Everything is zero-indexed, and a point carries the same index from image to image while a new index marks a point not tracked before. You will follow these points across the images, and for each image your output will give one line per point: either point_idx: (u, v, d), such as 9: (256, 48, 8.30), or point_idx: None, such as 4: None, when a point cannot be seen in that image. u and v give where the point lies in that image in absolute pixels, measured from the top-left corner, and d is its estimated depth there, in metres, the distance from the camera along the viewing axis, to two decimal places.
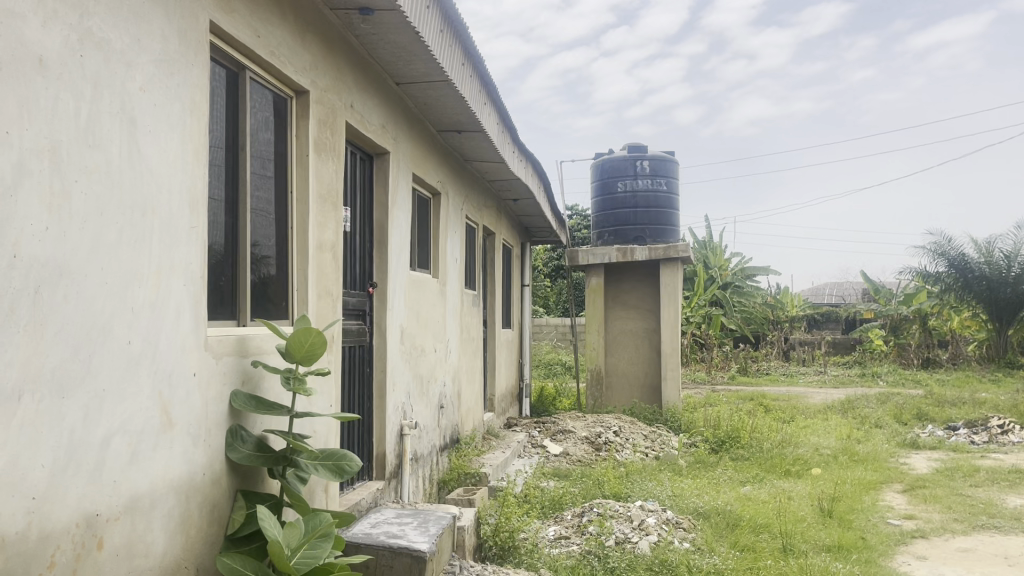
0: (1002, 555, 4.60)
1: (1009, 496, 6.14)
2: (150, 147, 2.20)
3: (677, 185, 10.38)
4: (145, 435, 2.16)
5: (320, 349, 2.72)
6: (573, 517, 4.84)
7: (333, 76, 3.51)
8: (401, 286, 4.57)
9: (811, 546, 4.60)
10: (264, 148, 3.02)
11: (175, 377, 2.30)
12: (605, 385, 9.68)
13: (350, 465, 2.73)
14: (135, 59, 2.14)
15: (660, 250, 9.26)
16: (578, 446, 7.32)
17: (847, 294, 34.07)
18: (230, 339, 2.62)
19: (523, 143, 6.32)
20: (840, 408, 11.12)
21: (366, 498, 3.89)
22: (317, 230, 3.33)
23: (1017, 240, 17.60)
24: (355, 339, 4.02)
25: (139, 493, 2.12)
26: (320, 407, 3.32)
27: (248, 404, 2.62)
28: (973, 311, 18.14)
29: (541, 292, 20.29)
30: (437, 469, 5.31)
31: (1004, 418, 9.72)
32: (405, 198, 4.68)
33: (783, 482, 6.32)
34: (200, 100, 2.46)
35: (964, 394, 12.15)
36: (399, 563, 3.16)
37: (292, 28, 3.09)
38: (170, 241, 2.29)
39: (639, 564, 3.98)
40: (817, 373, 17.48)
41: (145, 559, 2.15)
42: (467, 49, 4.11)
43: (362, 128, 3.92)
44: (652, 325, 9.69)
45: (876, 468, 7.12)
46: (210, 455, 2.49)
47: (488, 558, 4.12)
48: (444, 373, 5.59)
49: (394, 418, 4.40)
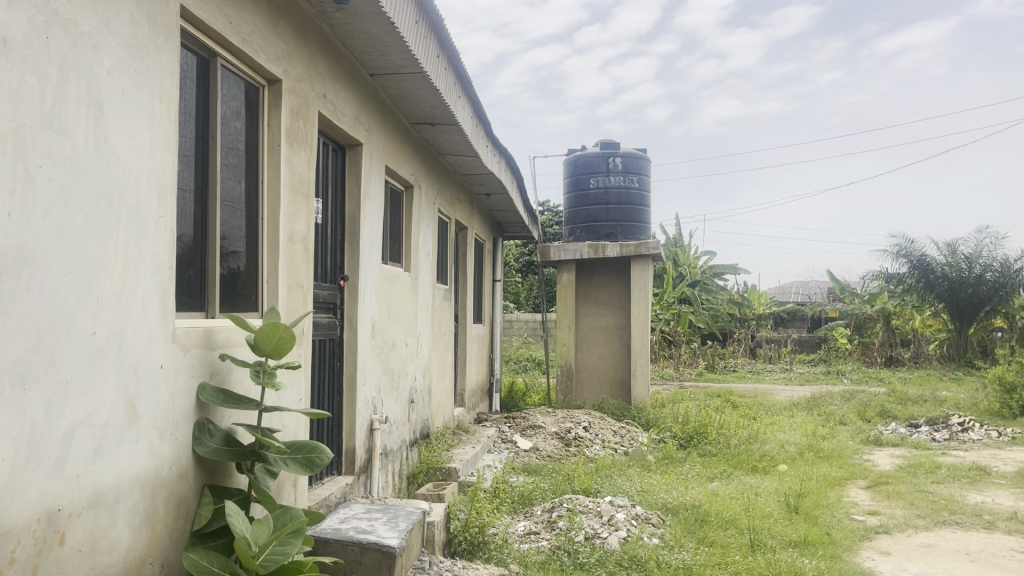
0: (963, 551, 4.67)
1: (971, 493, 6.25)
2: (118, 134, 2.15)
3: (648, 181, 10.42)
4: (110, 428, 2.11)
5: (290, 343, 2.67)
6: (543, 512, 4.82)
7: (306, 65, 3.45)
8: (373, 279, 4.54)
9: (779, 541, 4.65)
10: (235, 137, 2.96)
11: (141, 369, 2.25)
12: (575, 381, 9.71)
13: (321, 458, 2.68)
14: (103, 42, 2.08)
15: (631, 247, 9.29)
16: (547, 441, 7.32)
17: (813, 291, 34.40)
18: (198, 332, 2.57)
19: (496, 137, 6.29)
20: (805, 404, 11.29)
21: (335, 493, 3.87)
22: (288, 221, 3.29)
23: (978, 242, 17.96)
24: (326, 332, 3.98)
25: (102, 487, 2.07)
26: (289, 400, 3.28)
27: (216, 397, 2.57)
28: (935, 310, 18.46)
29: (512, 288, 20.44)
30: (407, 463, 5.29)
31: (964, 416, 9.95)
32: (378, 191, 4.63)
33: (750, 478, 6.39)
34: (169, 86, 2.41)
35: (924, 391, 12.44)
36: (368, 559, 3.13)
37: (265, 16, 3.04)
38: (138, 231, 2.24)
39: (609, 560, 4.00)
40: (782, 370, 17.72)
41: (109, 555, 2.10)
42: (442, 41, 4.08)
43: (335, 118, 3.86)
44: (623, 321, 9.71)
45: (841, 464, 7.22)
46: (177, 449, 2.44)
47: (457, 553, 4.11)
48: (415, 367, 5.56)
49: (365, 414, 4.36)
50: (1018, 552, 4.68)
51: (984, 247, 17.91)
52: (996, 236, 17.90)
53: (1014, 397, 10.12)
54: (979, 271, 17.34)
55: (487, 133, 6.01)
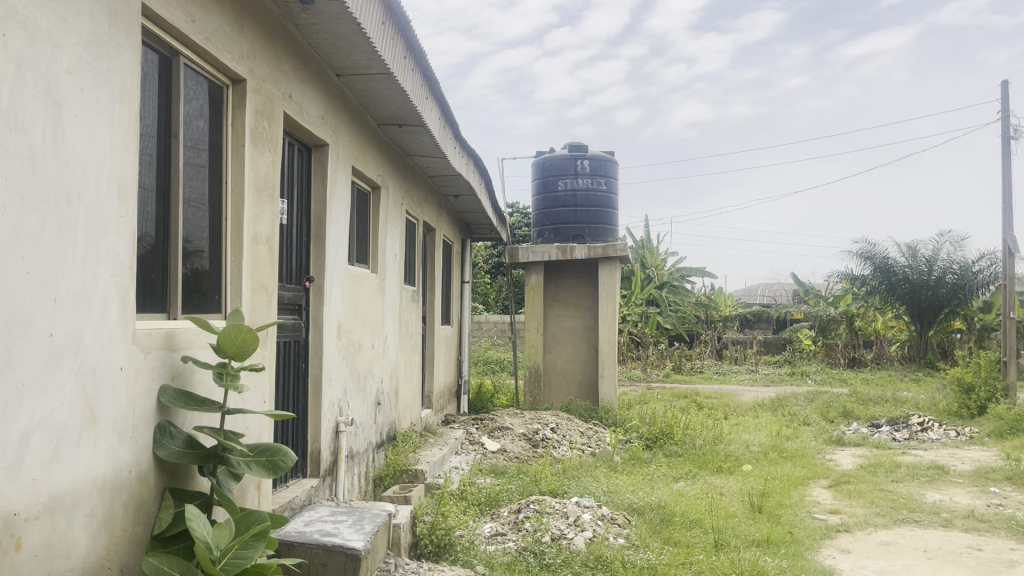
0: (921, 548, 4.78)
1: (929, 491, 6.37)
2: (76, 132, 2.11)
3: (616, 184, 10.49)
4: (68, 431, 2.08)
5: (253, 345, 2.65)
6: (510, 513, 4.84)
7: (271, 65, 3.43)
8: (339, 280, 4.51)
9: (742, 540, 4.70)
10: (198, 137, 2.93)
11: (100, 372, 2.22)
12: (543, 382, 9.74)
13: (284, 460, 2.66)
14: (61, 40, 2.05)
15: (599, 249, 9.35)
16: (515, 442, 7.34)
17: (777, 295, 34.69)
18: (159, 333, 2.54)
19: (465, 138, 6.29)
20: (770, 405, 11.47)
21: (300, 496, 3.84)
22: (253, 222, 3.26)
23: (938, 245, 18.33)
24: (291, 334, 3.96)
25: (59, 491, 2.04)
26: (252, 403, 3.25)
27: (178, 399, 2.53)
28: (897, 312, 18.80)
29: (482, 289, 20.48)
30: (373, 466, 5.27)
31: (924, 416, 10.17)
32: (344, 191, 4.60)
33: (715, 478, 6.45)
34: (130, 85, 2.38)
35: (884, 392, 12.68)
36: (333, 562, 3.11)
37: (229, 14, 3.01)
38: (97, 230, 2.21)
39: (575, 560, 4.02)
40: (748, 371, 17.96)
41: (67, 560, 2.07)
42: (410, 43, 4.07)
43: (300, 118, 3.84)
44: (590, 323, 9.76)
45: (804, 464, 7.32)
46: (137, 452, 2.41)
47: (423, 556, 4.09)
48: (382, 369, 5.55)
49: (331, 416, 4.34)
50: (975, 549, 4.78)
51: (943, 249, 18.28)
52: (956, 239, 18.30)
53: (972, 398, 10.35)
54: (939, 273, 17.67)
55: (455, 135, 6.01)
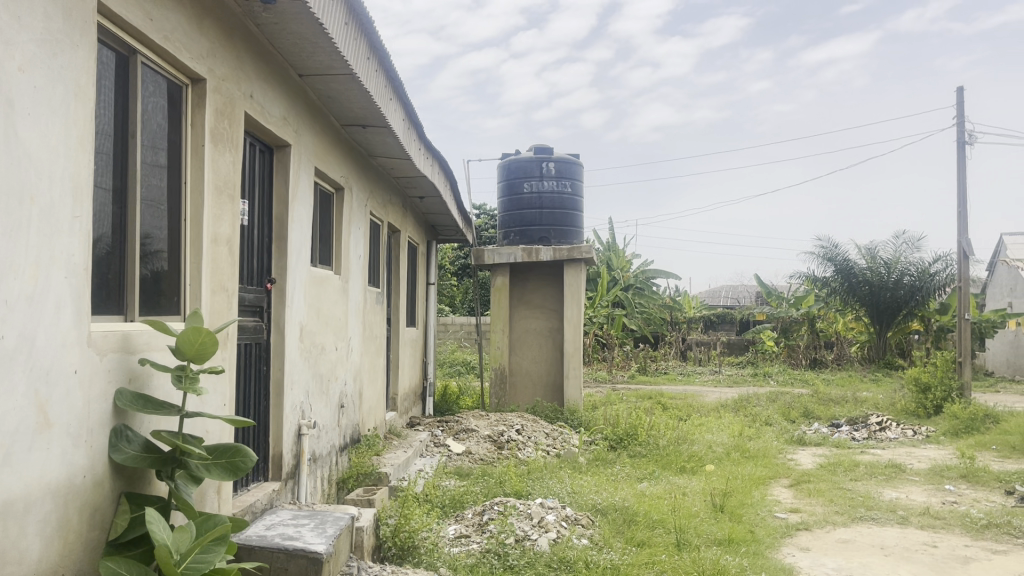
0: (878, 545, 4.88)
1: (887, 489, 6.50)
2: (28, 131, 2.07)
3: (581, 186, 10.55)
4: (19, 436, 2.04)
5: (213, 347, 2.62)
6: (474, 515, 4.83)
7: (231, 65, 3.39)
8: (301, 282, 4.47)
9: (703, 540, 4.75)
10: (156, 137, 2.90)
11: (53, 375, 2.18)
12: (508, 384, 9.75)
13: (245, 461, 2.67)
14: (14, 38, 2.01)
15: (564, 251, 9.39)
16: (480, 444, 7.35)
17: (740, 295, 35.13)
18: (116, 336, 2.50)
19: (430, 140, 6.28)
20: (733, 405, 11.62)
21: (262, 500, 3.80)
22: (212, 223, 3.22)
23: (896, 248, 18.69)
24: (252, 336, 3.92)
25: (11, 497, 2.00)
26: (212, 406, 3.21)
27: (134, 402, 2.50)
28: (857, 314, 19.13)
29: (448, 292, 20.46)
30: (336, 469, 5.23)
31: (882, 416, 10.38)
32: (307, 192, 4.57)
33: (678, 478, 6.52)
34: (85, 84, 2.34)
35: (844, 392, 12.92)
36: (294, 565, 3.09)
37: (189, 13, 2.97)
38: (50, 231, 2.17)
39: (538, 562, 4.03)
40: (711, 372, 18.15)
41: (19, 566, 2.03)
42: (373, 44, 4.05)
43: (261, 117, 3.80)
44: (555, 325, 9.80)
45: (765, 463, 7.42)
46: (92, 456, 2.37)
47: (386, 558, 4.06)
48: (346, 372, 5.52)
49: (293, 419, 4.31)
50: (930, 546, 4.88)
51: (902, 252, 18.65)
52: (913, 242, 18.68)
53: (929, 398, 10.58)
54: (897, 275, 18.01)
55: (420, 136, 5.99)
